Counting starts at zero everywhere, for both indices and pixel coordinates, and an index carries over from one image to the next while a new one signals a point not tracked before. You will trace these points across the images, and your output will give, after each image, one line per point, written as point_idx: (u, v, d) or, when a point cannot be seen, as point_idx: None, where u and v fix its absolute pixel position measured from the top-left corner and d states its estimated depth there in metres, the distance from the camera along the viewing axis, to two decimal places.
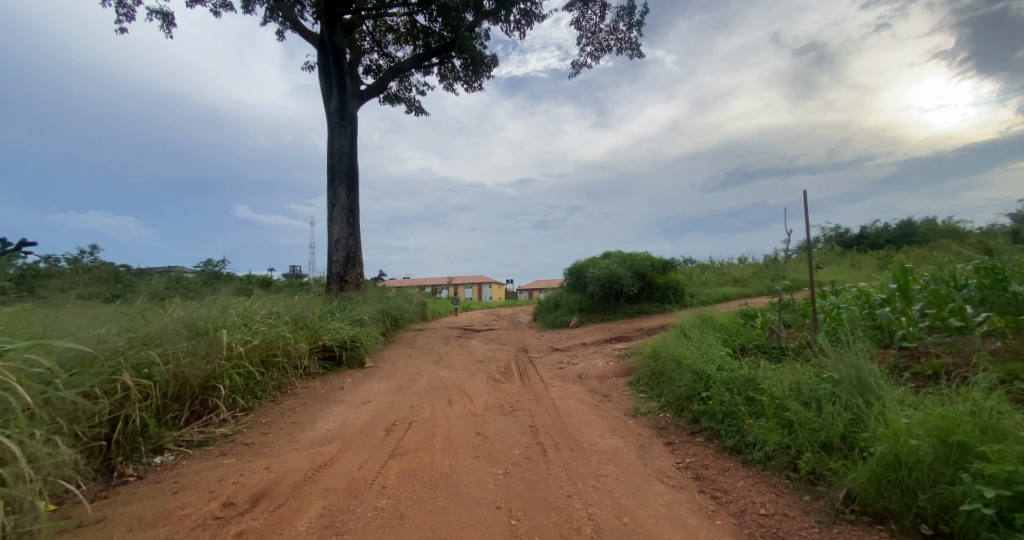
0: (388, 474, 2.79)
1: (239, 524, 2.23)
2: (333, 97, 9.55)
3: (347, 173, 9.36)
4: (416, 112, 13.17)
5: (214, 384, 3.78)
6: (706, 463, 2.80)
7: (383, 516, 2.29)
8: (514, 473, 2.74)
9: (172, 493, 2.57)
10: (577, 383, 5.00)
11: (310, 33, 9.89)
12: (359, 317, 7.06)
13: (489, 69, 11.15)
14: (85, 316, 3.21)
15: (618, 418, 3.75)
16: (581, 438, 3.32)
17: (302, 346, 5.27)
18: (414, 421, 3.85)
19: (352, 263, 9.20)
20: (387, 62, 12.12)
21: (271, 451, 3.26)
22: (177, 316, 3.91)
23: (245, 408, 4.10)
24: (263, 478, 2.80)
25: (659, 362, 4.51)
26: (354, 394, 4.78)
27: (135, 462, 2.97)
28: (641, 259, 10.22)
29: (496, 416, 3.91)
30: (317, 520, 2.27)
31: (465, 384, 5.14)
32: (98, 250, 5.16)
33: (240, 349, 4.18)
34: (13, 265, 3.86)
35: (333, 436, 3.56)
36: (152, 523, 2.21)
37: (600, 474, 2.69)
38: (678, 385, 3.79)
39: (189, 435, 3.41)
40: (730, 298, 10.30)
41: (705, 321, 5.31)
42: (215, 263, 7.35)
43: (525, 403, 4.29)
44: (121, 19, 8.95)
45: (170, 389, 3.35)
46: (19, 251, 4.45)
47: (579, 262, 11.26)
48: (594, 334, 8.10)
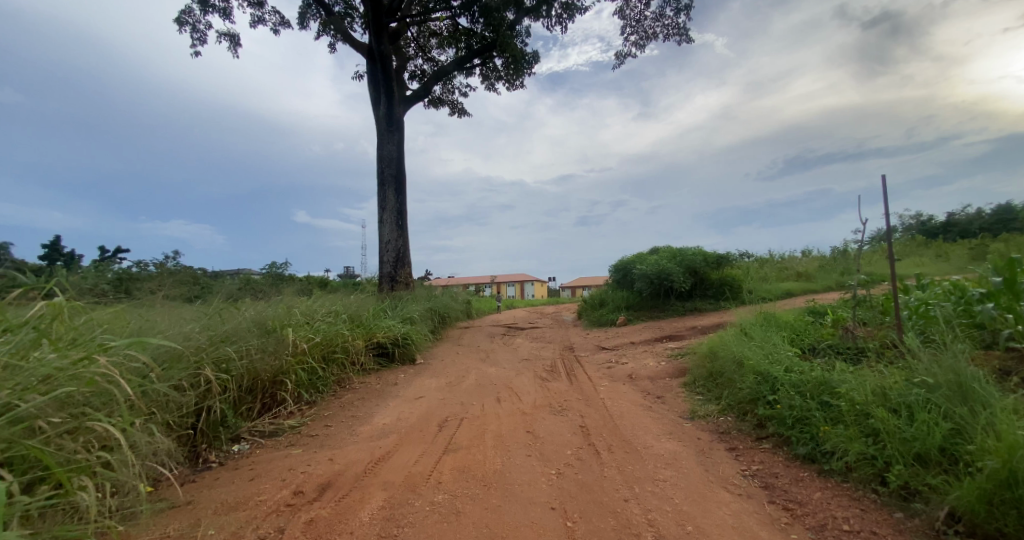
0: (443, 469, 2.85)
1: (308, 512, 2.36)
2: (382, 103, 9.89)
3: (395, 177, 9.69)
4: (459, 114, 13.40)
5: (282, 378, 4.04)
6: (776, 471, 2.61)
7: (441, 511, 2.34)
8: (567, 473, 2.71)
9: (249, 480, 2.78)
10: (628, 383, 4.86)
11: (359, 44, 10.32)
12: (409, 315, 7.28)
13: (531, 66, 11.12)
14: (173, 316, 3.53)
15: (675, 421, 3.60)
16: (635, 440, 3.22)
17: (359, 343, 5.51)
18: (464, 417, 3.91)
19: (401, 263, 9.51)
20: (431, 66, 12.41)
21: (333, 443, 3.44)
22: (249, 315, 4.21)
23: (310, 401, 4.36)
24: (328, 468, 2.95)
25: (718, 363, 4.27)
26: (407, 389, 4.94)
27: (217, 448, 3.24)
28: (693, 254, 9.76)
29: (546, 414, 3.89)
30: (378, 512, 2.35)
31: (513, 382, 5.14)
32: (180, 255, 5.69)
33: (304, 346, 4.44)
34: (112, 270, 4.32)
35: (390, 430, 3.70)
36: (234, 508, 2.39)
37: (658, 478, 2.60)
38: (740, 387, 3.57)
39: (261, 426, 3.67)
40: (793, 294, 9.60)
41: (767, 320, 4.96)
42: (279, 265, 7.87)
43: (575, 403, 4.22)
44: (195, 43, 9.81)
45: (244, 383, 3.62)
46: (115, 257, 4.98)
47: (626, 258, 10.93)
48: (644, 333, 7.83)
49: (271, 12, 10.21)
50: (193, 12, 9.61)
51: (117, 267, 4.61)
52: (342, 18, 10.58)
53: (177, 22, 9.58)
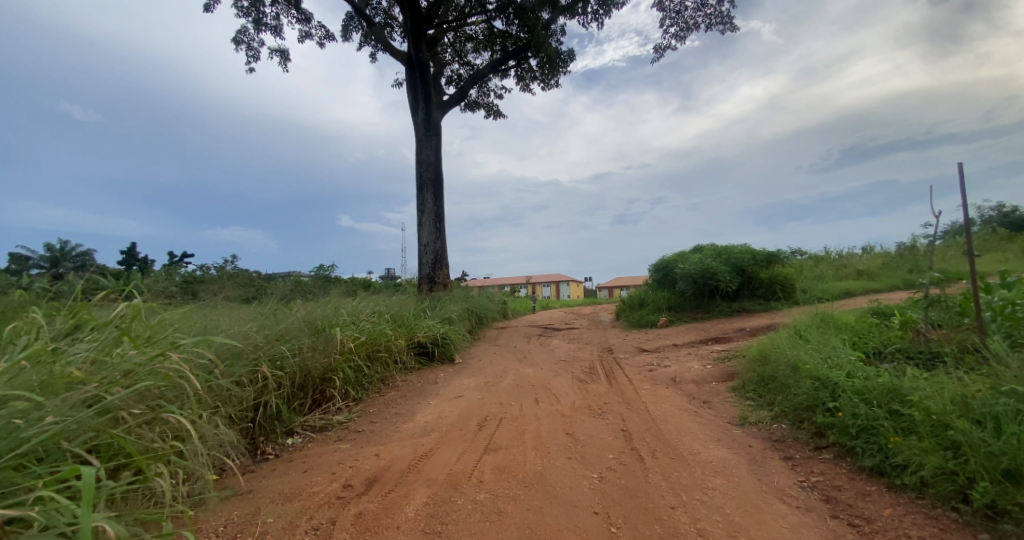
0: (484, 469, 2.87)
1: (357, 505, 2.45)
2: (420, 109, 10.14)
3: (433, 180, 9.90)
4: (495, 116, 13.52)
5: (330, 375, 4.23)
6: (839, 484, 2.44)
7: (483, 510, 2.36)
8: (610, 478, 2.65)
9: (303, 472, 2.92)
10: (672, 386, 4.71)
11: (399, 52, 10.64)
12: (448, 316, 7.41)
13: (567, 65, 11.04)
14: (233, 316, 3.77)
15: (724, 427, 3.44)
16: (681, 446, 3.10)
17: (401, 342, 5.67)
18: (504, 417, 3.92)
19: (440, 264, 9.70)
20: (467, 70, 12.60)
21: (378, 439, 3.56)
22: (300, 315, 4.44)
23: (356, 397, 4.53)
24: (374, 463, 3.06)
25: (770, 367, 4.04)
26: (448, 388, 5.02)
27: (273, 441, 3.44)
28: (740, 252, 9.33)
29: (586, 417, 3.83)
30: (423, 508, 2.41)
31: (551, 383, 5.11)
32: (237, 259, 6.10)
33: (350, 345, 4.62)
34: (180, 273, 4.68)
35: (431, 427, 3.77)
36: (289, 498, 2.52)
37: (707, 487, 2.49)
38: (796, 393, 3.37)
39: (313, 421, 3.86)
40: (854, 293, 8.95)
41: (824, 321, 4.65)
42: (326, 268, 8.25)
43: (616, 405, 4.13)
44: (250, 60, 10.48)
45: (297, 379, 3.82)
46: (182, 261, 5.40)
47: (667, 258, 10.60)
48: (687, 335, 7.55)
49: (317, 27, 10.74)
50: (248, 31, 10.28)
51: (184, 271, 4.99)
52: (382, 28, 10.95)
53: (234, 42, 10.27)
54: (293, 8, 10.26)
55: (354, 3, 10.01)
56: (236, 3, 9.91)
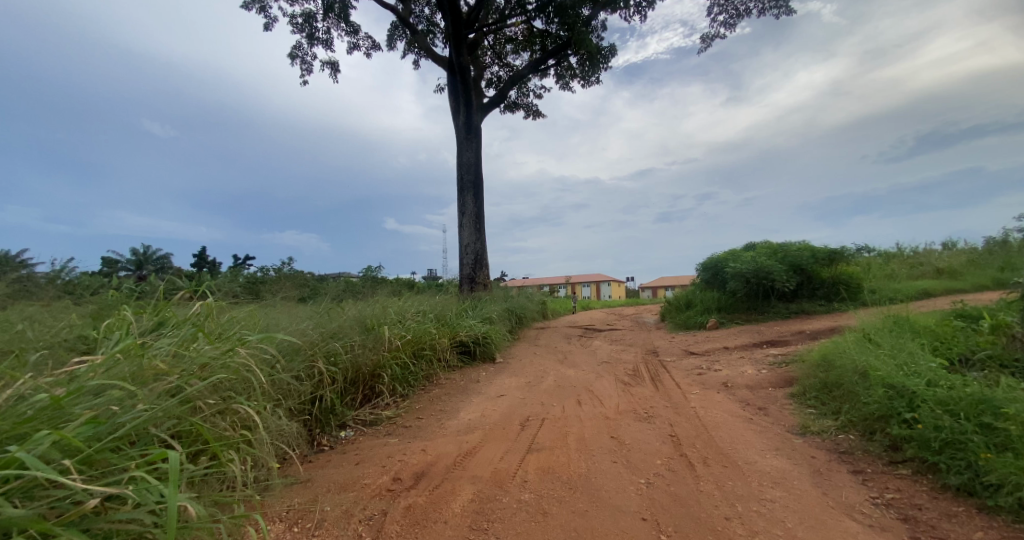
0: (528, 468, 2.88)
1: (406, 498, 2.52)
2: (461, 112, 10.32)
3: (474, 182, 10.04)
4: (534, 116, 13.51)
5: (379, 372, 4.39)
6: (918, 502, 2.23)
7: (528, 510, 2.36)
8: (658, 484, 2.57)
9: (355, 464, 3.06)
10: (723, 391, 4.49)
11: (440, 58, 10.89)
12: (489, 315, 7.49)
13: (608, 61, 10.84)
14: (291, 314, 4.01)
15: (782, 435, 3.24)
16: (734, 454, 2.96)
17: (444, 340, 5.80)
18: (547, 418, 3.91)
19: (479, 264, 9.82)
20: (507, 71, 12.68)
21: (424, 435, 3.66)
22: (351, 314, 4.65)
23: (403, 394, 4.67)
24: (421, 458, 3.15)
25: (835, 373, 3.76)
26: (490, 387, 5.07)
27: (328, 434, 3.63)
28: (798, 249, 8.76)
29: (631, 421, 3.73)
30: (469, 504, 2.44)
31: (593, 385, 5.04)
32: (292, 261, 6.48)
33: (397, 343, 4.78)
34: (243, 274, 5.05)
35: (475, 425, 3.82)
36: (344, 488, 2.64)
37: (765, 498, 2.35)
38: (866, 402, 3.11)
39: (364, 415, 4.02)
40: (931, 294, 8.15)
41: (898, 324, 4.26)
42: (373, 269, 8.60)
43: (662, 410, 4.00)
44: (303, 73, 11.10)
45: (349, 375, 4.01)
46: (245, 263, 5.81)
47: (717, 256, 10.13)
48: (739, 338, 7.18)
49: (364, 39, 11.22)
50: (302, 46, 10.91)
51: (246, 272, 5.38)
52: (425, 36, 11.26)
53: (290, 57, 10.93)
54: (342, 21, 10.76)
55: (399, 12, 10.36)
56: (292, 20, 10.54)
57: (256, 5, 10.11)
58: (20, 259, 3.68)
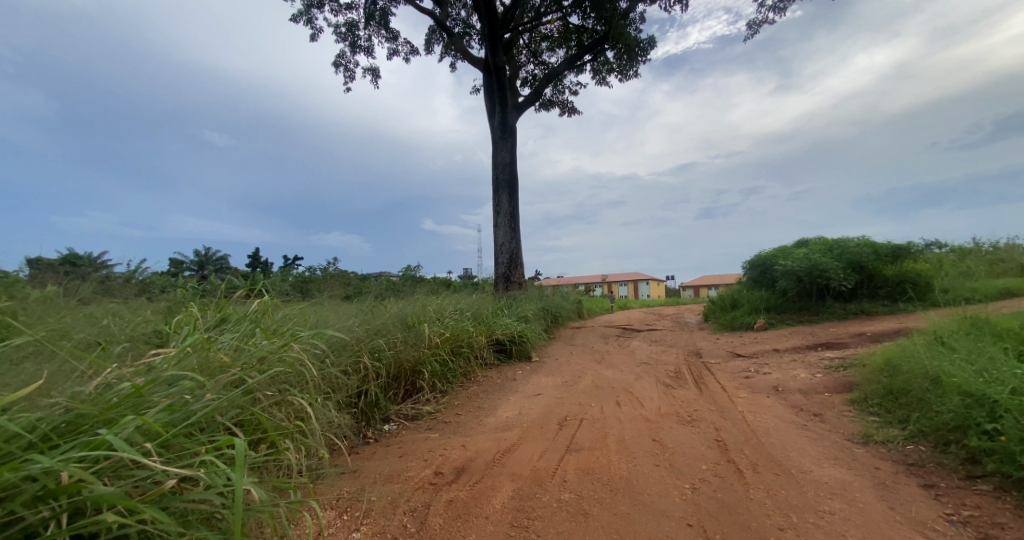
0: (567, 468, 2.86)
1: (448, 492, 2.58)
2: (497, 112, 10.39)
3: (508, 182, 10.08)
4: (570, 113, 13.36)
5: (420, 368, 4.50)
6: (1002, 522, 2.03)
7: (568, 509, 2.35)
8: (703, 490, 2.49)
9: (399, 456, 3.16)
10: (773, 395, 4.27)
11: (476, 59, 11.00)
12: (525, 314, 7.49)
13: (647, 54, 10.56)
14: (337, 311, 4.19)
15: (840, 444, 3.04)
16: (787, 462, 2.80)
17: (482, 339, 5.86)
18: (585, 418, 3.87)
19: (514, 263, 9.84)
20: (543, 69, 12.62)
21: (464, 431, 3.72)
22: (393, 312, 4.79)
23: (443, 390, 4.77)
24: (462, 453, 3.20)
25: (901, 378, 3.48)
26: (527, 385, 5.09)
27: (373, 427, 3.76)
28: (857, 245, 8.19)
29: (674, 424, 3.63)
30: (509, 501, 2.46)
31: (633, 386, 4.93)
32: (337, 261, 6.76)
33: (436, 340, 4.89)
34: (293, 274, 5.32)
35: (513, 423, 3.84)
36: (389, 479, 2.74)
37: (822, 510, 2.22)
38: (939, 410, 2.86)
39: (405, 410, 4.14)
40: (1015, 293, 7.37)
41: (975, 326, 3.89)
42: (412, 269, 8.83)
43: (707, 413, 3.86)
44: (347, 80, 11.53)
45: (392, 371, 4.14)
46: (294, 263, 6.12)
47: (765, 254, 9.63)
48: (790, 340, 6.79)
49: (403, 44, 11.51)
50: (345, 54, 11.33)
51: (296, 272, 5.67)
52: (461, 38, 11.41)
53: (335, 66, 11.39)
54: (383, 28, 11.09)
55: (436, 16, 10.55)
56: (336, 29, 10.97)
57: (302, 17, 10.60)
58: (101, 260, 4.06)
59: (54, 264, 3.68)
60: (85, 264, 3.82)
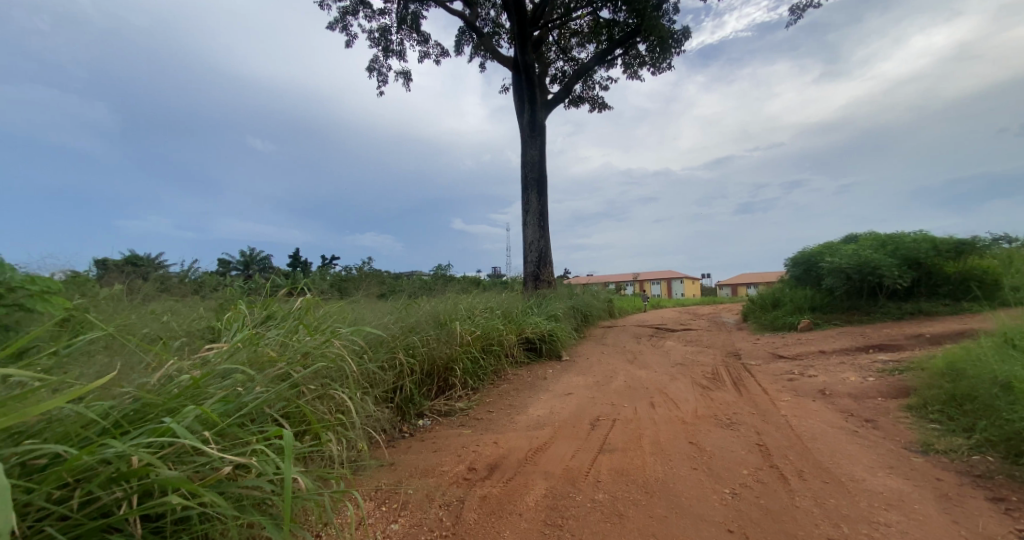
0: (600, 468, 2.83)
1: (482, 488, 2.61)
2: (526, 111, 10.38)
3: (537, 180, 10.06)
4: (601, 109, 13.17)
5: (452, 365, 4.57)
6: None
7: (602, 510, 2.33)
8: (745, 495, 2.40)
9: (434, 451, 3.22)
10: (820, 399, 4.06)
11: (505, 58, 11.03)
12: (554, 312, 7.46)
13: (681, 45, 10.26)
14: (374, 309, 4.31)
15: (896, 452, 2.86)
16: (836, 469, 2.66)
17: (512, 337, 5.88)
18: (618, 418, 3.81)
19: (543, 262, 9.80)
20: (573, 65, 12.50)
21: (496, 428, 3.75)
22: (427, 310, 4.89)
23: (474, 387, 4.82)
24: (494, 450, 3.23)
25: (966, 384, 3.23)
26: (557, 384, 5.07)
27: (408, 421, 3.86)
28: (913, 241, 7.65)
29: (711, 426, 3.52)
30: (543, 499, 2.46)
31: (667, 387, 4.81)
32: (371, 261, 6.96)
33: (468, 338, 4.94)
34: (331, 273, 5.52)
35: (545, 421, 3.84)
36: (425, 473, 2.80)
37: (876, 522, 2.10)
38: (1010, 418, 2.64)
39: (438, 406, 4.22)
40: None
41: None
42: (443, 268, 8.96)
43: (747, 417, 3.71)
44: (380, 84, 11.83)
45: (425, 368, 4.23)
46: (331, 263, 6.34)
47: (810, 251, 9.16)
48: (837, 341, 6.44)
49: (434, 46, 11.69)
50: (378, 59, 11.63)
51: (333, 271, 5.89)
52: (491, 37, 11.46)
53: (369, 70, 11.71)
54: (414, 32, 11.31)
55: (466, 17, 10.65)
56: (370, 35, 11.28)
57: (338, 24, 10.97)
58: (159, 261, 4.36)
59: (118, 265, 3.98)
60: (145, 265, 4.12)
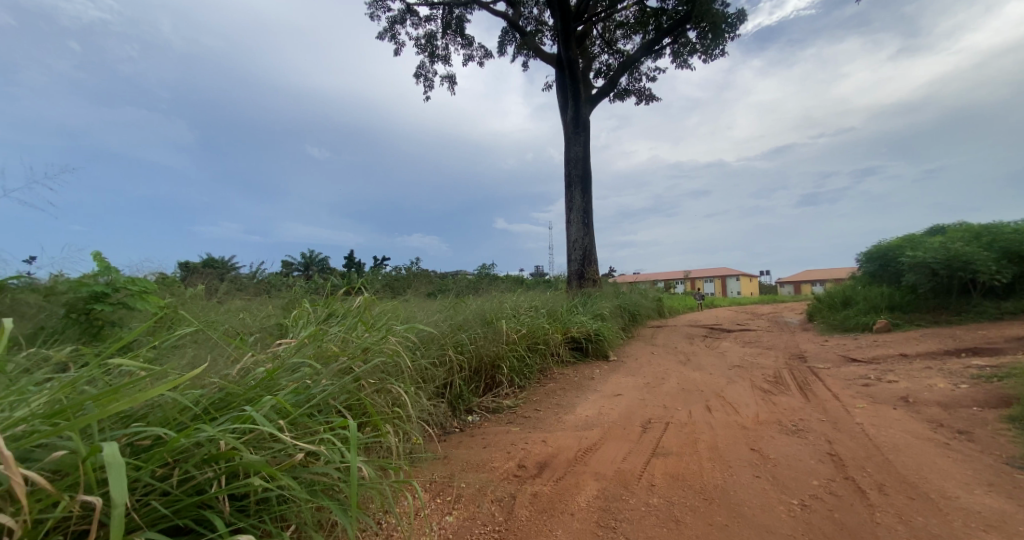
0: (654, 472, 2.75)
1: (533, 486, 2.62)
2: (569, 107, 10.26)
3: (581, 177, 9.93)
4: (648, 101, 12.75)
5: (499, 363, 4.60)
6: None
7: (658, 514, 2.26)
8: (816, 508, 2.24)
9: (484, 447, 3.27)
10: (902, 407, 3.70)
11: (548, 55, 10.97)
12: (600, 312, 7.33)
13: (735, 29, 9.73)
14: (424, 307, 4.44)
15: (996, 468, 2.55)
16: (923, 484, 2.41)
17: (558, 336, 5.85)
18: (671, 421, 3.69)
19: (588, 260, 9.65)
20: (618, 58, 12.21)
21: (545, 426, 3.74)
22: (474, 308, 4.97)
23: (521, 385, 4.84)
24: (543, 448, 3.23)
25: None
26: (606, 385, 4.97)
27: (458, 417, 3.94)
28: (1014, 232, 6.80)
29: (775, 433, 3.30)
30: (594, 500, 2.43)
31: (723, 391, 4.57)
32: (419, 261, 7.17)
33: (514, 336, 4.97)
34: (382, 273, 5.76)
35: (594, 422, 3.78)
36: (476, 468, 2.85)
37: None
38: None
39: (486, 403, 4.28)
40: None
41: None
42: (488, 267, 9.07)
43: (816, 424, 3.45)
44: (426, 89, 12.19)
45: (473, 364, 4.31)
46: (382, 264, 6.60)
47: (887, 245, 8.39)
48: (921, 344, 5.83)
49: (478, 49, 11.88)
50: (425, 65, 11.97)
51: (384, 271, 6.13)
52: (534, 36, 11.45)
53: (416, 77, 12.10)
54: (458, 36, 11.53)
55: (509, 17, 10.70)
56: (417, 42, 11.64)
57: (387, 34, 11.40)
58: (232, 263, 4.75)
59: (198, 267, 4.38)
60: (219, 267, 4.50)
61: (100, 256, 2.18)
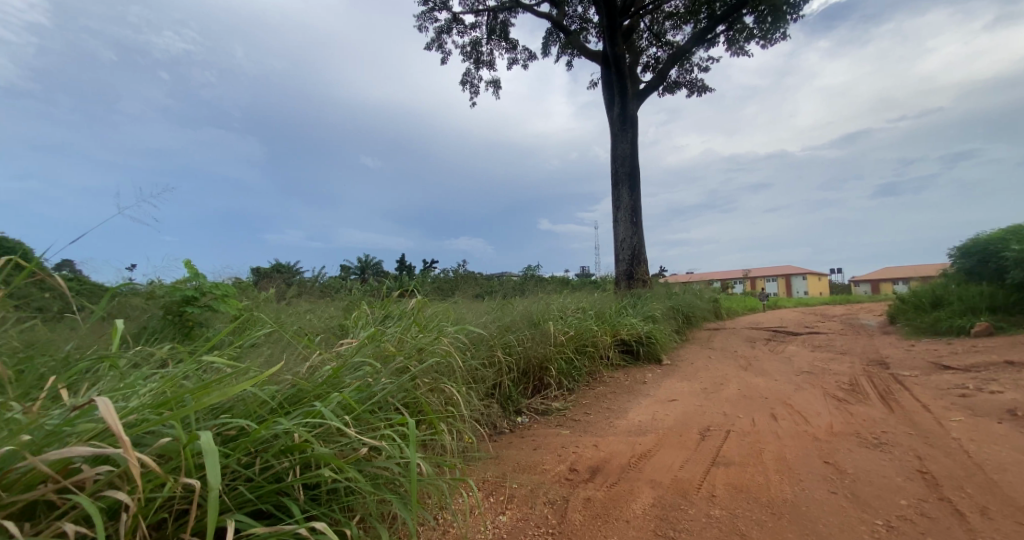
0: (714, 482, 2.62)
1: (585, 490, 2.58)
2: (616, 104, 10.04)
3: (629, 174, 9.68)
4: (700, 92, 12.20)
5: (547, 365, 4.59)
6: None
7: (719, 527, 2.16)
8: (905, 530, 2.03)
9: (534, 449, 3.27)
10: (1009, 422, 3.26)
11: (594, 52, 10.82)
12: (651, 313, 7.09)
13: (797, 10, 9.09)
14: (472, 309, 4.53)
15: None
16: None
17: (607, 338, 5.73)
18: (732, 429, 3.50)
19: (637, 260, 9.38)
20: (667, 50, 11.80)
21: (595, 430, 3.68)
22: (521, 310, 5.00)
23: (570, 388, 4.79)
24: (595, 453, 3.18)
25: None
26: (659, 390, 4.80)
27: (508, 418, 3.96)
28: None
29: (853, 446, 3.03)
30: (650, 509, 2.36)
31: (791, 398, 4.26)
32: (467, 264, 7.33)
33: (562, 338, 4.94)
34: (432, 275, 5.94)
35: (647, 428, 3.67)
36: (527, 470, 2.85)
37: None
38: None
39: (535, 405, 4.27)
40: None
41: None
42: (535, 269, 9.08)
43: (902, 437, 3.13)
44: (472, 94, 12.43)
45: (522, 366, 4.33)
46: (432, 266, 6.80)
47: (987, 238, 7.44)
48: None
49: (522, 51, 11.96)
50: (471, 71, 12.22)
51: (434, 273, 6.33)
52: (579, 34, 11.34)
53: (462, 83, 12.37)
54: (503, 40, 11.66)
55: (553, 17, 10.68)
56: (463, 50, 11.92)
57: (435, 44, 11.77)
58: (297, 268, 5.12)
59: (269, 272, 4.76)
60: (287, 272, 4.85)
61: (190, 263, 2.44)
